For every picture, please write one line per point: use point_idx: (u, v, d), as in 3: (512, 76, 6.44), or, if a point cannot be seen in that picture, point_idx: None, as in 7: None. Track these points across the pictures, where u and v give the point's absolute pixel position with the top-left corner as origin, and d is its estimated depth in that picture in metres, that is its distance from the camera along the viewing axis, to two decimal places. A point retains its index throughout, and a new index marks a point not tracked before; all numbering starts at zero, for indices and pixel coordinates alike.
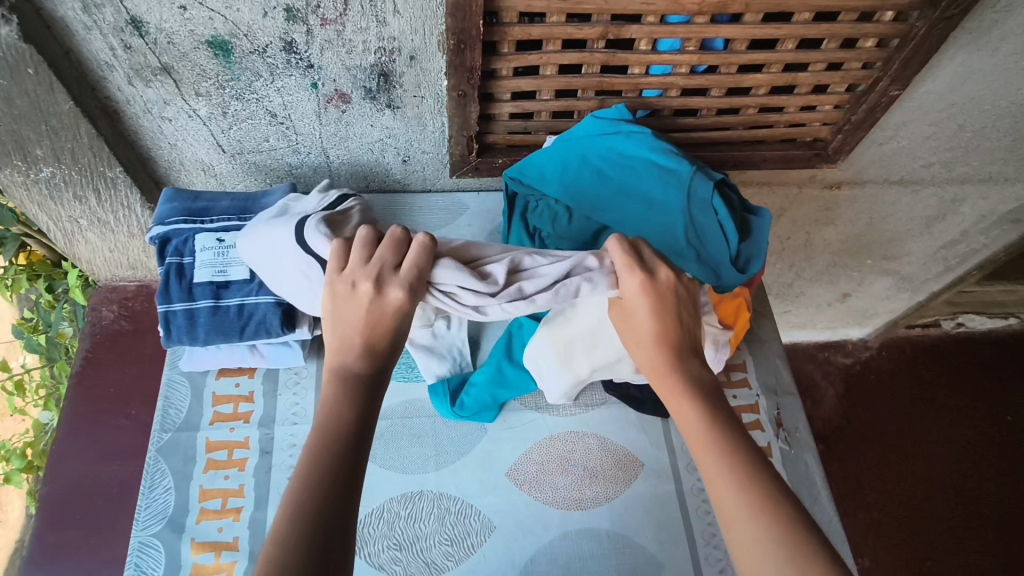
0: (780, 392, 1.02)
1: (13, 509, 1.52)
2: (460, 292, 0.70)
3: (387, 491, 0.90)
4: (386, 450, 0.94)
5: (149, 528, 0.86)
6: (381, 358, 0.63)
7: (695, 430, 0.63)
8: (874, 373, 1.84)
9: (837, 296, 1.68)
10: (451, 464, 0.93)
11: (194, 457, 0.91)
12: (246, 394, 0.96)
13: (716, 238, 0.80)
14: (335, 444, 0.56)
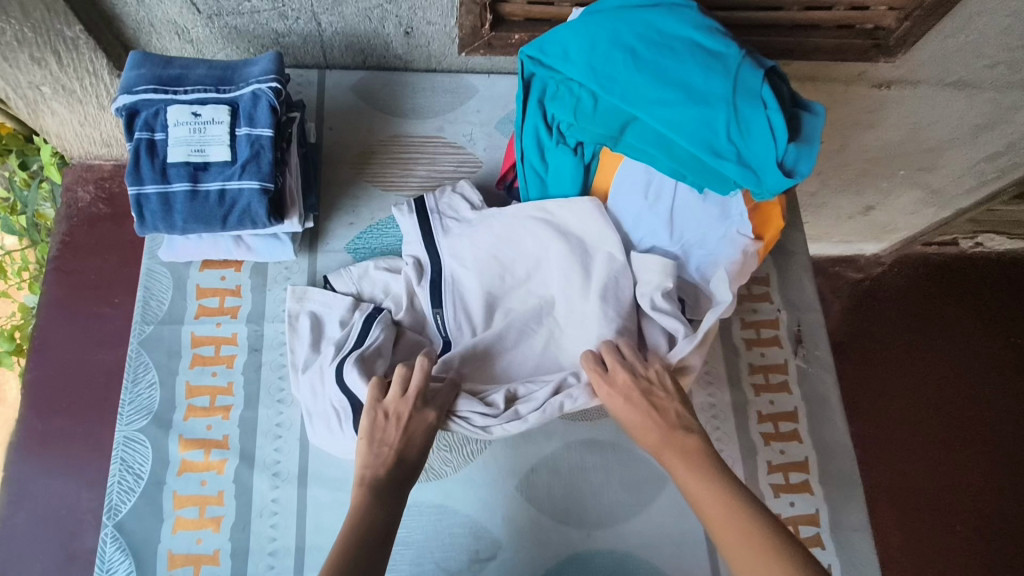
0: (802, 308, 0.96)
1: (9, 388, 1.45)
2: (467, 416, 0.73)
3: None
4: None
5: (135, 422, 0.82)
6: (409, 475, 0.68)
7: (704, 497, 0.63)
8: (885, 289, 1.71)
9: (859, 209, 1.56)
10: None
11: (179, 351, 0.85)
12: (232, 287, 0.89)
13: (760, 133, 0.69)
14: (358, 536, 0.60)
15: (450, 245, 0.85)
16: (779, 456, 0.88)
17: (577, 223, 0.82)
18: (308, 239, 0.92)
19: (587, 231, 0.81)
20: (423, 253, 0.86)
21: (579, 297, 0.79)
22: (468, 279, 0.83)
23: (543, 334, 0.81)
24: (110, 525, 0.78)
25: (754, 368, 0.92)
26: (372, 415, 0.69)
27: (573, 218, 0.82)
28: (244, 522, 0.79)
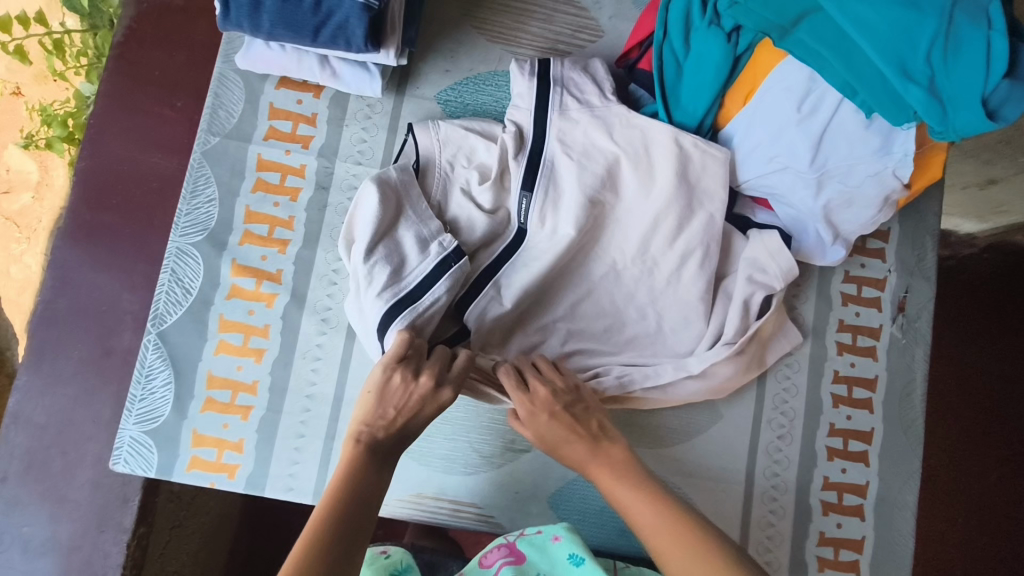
0: (915, 274, 0.87)
1: (58, 176, 1.37)
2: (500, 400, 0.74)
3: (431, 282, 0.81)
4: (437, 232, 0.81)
5: (189, 236, 0.77)
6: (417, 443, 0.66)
7: (630, 499, 0.64)
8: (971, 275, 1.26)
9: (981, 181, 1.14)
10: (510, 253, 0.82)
11: (243, 172, 0.79)
12: (308, 114, 0.81)
13: (972, 60, 0.57)
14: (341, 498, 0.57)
15: (565, 134, 0.77)
16: (844, 422, 0.83)
17: (700, 170, 0.75)
18: (397, 79, 0.82)
19: (707, 194, 0.76)
20: (529, 124, 0.78)
21: (660, 242, 0.77)
22: (569, 173, 0.76)
23: (608, 262, 0.78)
24: (153, 333, 0.76)
25: (845, 325, 0.84)
26: (379, 386, 0.64)
27: (704, 173, 0.75)
28: (286, 361, 0.76)
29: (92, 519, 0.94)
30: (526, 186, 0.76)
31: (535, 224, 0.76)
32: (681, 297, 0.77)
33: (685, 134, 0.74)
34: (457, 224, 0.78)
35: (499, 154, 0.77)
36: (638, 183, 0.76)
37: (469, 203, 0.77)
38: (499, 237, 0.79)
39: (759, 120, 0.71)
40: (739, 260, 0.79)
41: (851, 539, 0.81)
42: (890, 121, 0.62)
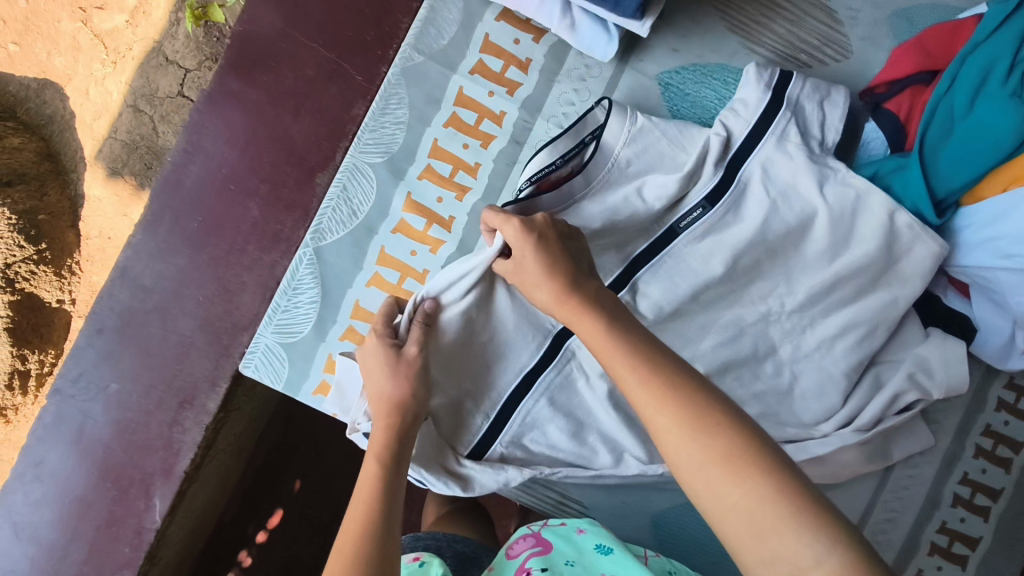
0: None
1: (156, 7, 1.24)
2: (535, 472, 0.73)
3: None
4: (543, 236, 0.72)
5: (369, 155, 0.72)
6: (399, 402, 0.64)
7: (628, 366, 0.50)
8: None
9: None
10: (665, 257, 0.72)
11: (440, 101, 0.73)
12: (522, 59, 0.74)
13: None
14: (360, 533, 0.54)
15: (772, 160, 0.70)
16: (956, 524, 0.80)
17: (903, 250, 0.70)
18: (623, 47, 0.76)
19: (900, 278, 0.71)
20: (742, 133, 0.71)
21: (823, 303, 0.72)
22: (758, 204, 0.71)
23: (753, 312, 0.73)
24: (309, 247, 0.72)
25: (989, 431, 0.81)
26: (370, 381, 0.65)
27: (905, 255, 0.70)
28: None
29: (176, 393, 0.92)
30: (709, 198, 0.71)
31: (696, 236, 0.72)
32: (825, 366, 0.73)
33: (904, 213, 0.69)
34: (618, 217, 0.71)
35: (698, 159, 0.70)
36: (824, 240, 0.71)
37: (639, 199, 0.71)
38: (644, 234, 0.73)
39: (1016, 214, 0.66)
40: (905, 354, 0.74)
41: None
42: None
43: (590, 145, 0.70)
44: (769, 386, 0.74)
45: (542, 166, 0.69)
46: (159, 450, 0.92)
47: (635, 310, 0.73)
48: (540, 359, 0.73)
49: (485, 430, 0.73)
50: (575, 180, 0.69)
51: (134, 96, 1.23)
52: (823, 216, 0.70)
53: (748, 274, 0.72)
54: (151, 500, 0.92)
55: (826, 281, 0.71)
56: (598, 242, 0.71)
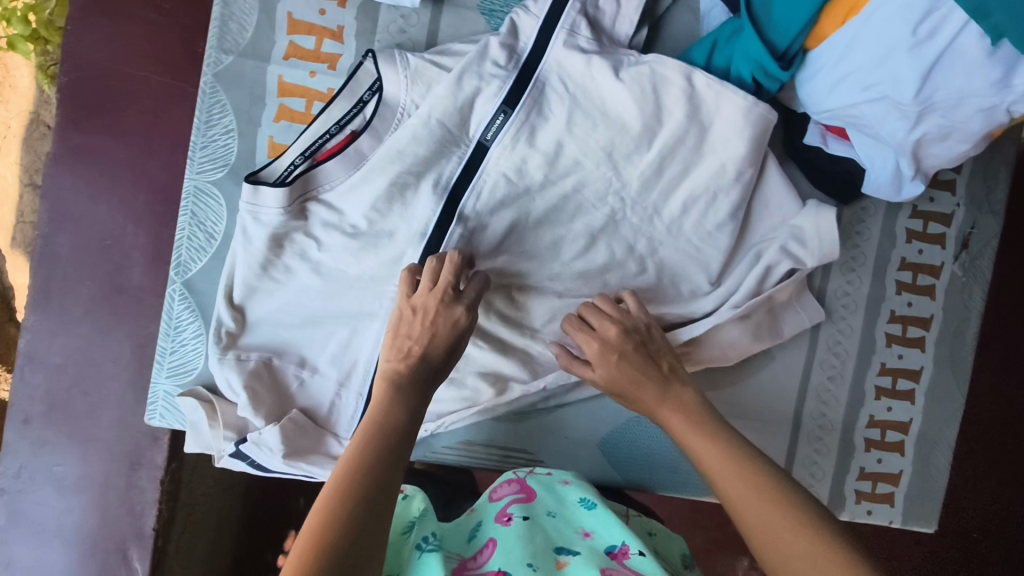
0: (983, 208, 0.82)
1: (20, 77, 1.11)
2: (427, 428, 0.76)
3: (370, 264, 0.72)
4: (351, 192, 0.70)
5: (207, 173, 0.70)
6: (431, 371, 0.66)
7: (716, 460, 0.61)
8: None
9: None
10: (489, 183, 0.72)
11: (263, 97, 0.70)
12: (334, 28, 0.70)
13: None
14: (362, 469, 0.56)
15: (563, 56, 0.70)
16: (895, 361, 0.82)
17: (719, 115, 0.70)
18: None
19: (721, 142, 0.71)
20: (532, 33, 0.70)
21: (655, 183, 0.73)
22: (558, 103, 0.70)
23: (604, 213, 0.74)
24: (178, 282, 0.71)
25: (906, 264, 0.81)
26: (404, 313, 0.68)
27: (718, 117, 0.70)
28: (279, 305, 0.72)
29: (123, 457, 0.92)
30: (507, 103, 0.70)
31: (504, 148, 0.71)
32: (682, 246, 0.76)
33: (698, 72, 0.69)
34: (421, 152, 0.70)
35: (482, 70, 0.69)
36: (635, 122, 0.70)
37: (439, 128, 0.69)
38: (455, 157, 0.71)
39: (863, 42, 0.63)
40: (783, 224, 0.75)
41: (890, 473, 0.82)
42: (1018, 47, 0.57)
43: (373, 99, 0.69)
44: (640, 283, 0.77)
45: (319, 136, 0.69)
46: (124, 516, 0.92)
47: (481, 244, 0.73)
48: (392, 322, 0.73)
49: (362, 405, 0.74)
50: (362, 135, 0.69)
51: (28, 175, 1.14)
52: (629, 99, 0.69)
53: (578, 179, 0.73)
54: (131, 566, 0.92)
55: (650, 160, 0.72)
56: (428, 179, 0.71)
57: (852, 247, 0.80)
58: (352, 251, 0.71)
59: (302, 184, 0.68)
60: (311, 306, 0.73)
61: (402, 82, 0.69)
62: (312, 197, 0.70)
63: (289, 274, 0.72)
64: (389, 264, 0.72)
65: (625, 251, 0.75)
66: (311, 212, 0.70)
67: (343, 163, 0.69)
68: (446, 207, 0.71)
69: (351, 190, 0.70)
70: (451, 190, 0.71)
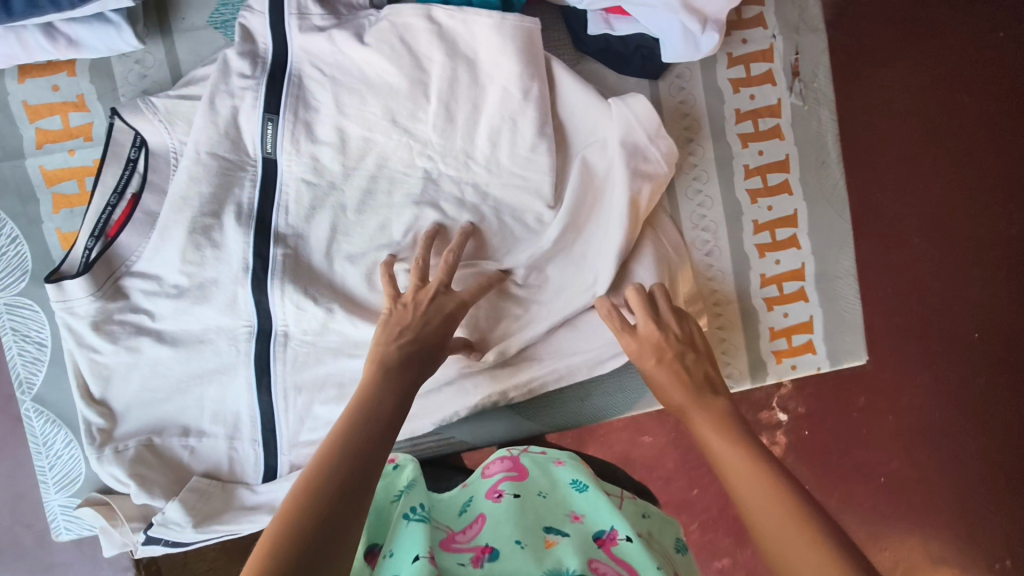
0: (801, 29, 0.78)
1: None
2: None
3: (208, 318, 0.69)
4: (156, 251, 0.68)
5: (12, 287, 0.69)
6: (428, 358, 0.61)
7: (733, 462, 0.53)
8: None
9: None
10: (285, 194, 0.69)
11: (34, 193, 0.68)
12: (73, 99, 0.67)
13: None
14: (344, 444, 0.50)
15: (307, 44, 0.67)
16: (767, 214, 0.79)
17: (483, 46, 0.68)
18: (153, 15, 0.68)
19: (492, 67, 0.69)
20: (266, 31, 0.67)
21: (453, 132, 0.70)
22: (321, 89, 0.68)
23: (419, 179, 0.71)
24: (28, 399, 0.71)
25: (743, 114, 0.77)
26: (395, 308, 0.63)
27: (478, 45, 0.68)
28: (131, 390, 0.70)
29: None
30: (270, 108, 0.67)
31: (288, 154, 0.68)
32: (510, 181, 0.72)
33: (436, 8, 0.67)
34: (206, 186, 0.67)
35: (228, 84, 0.67)
36: (399, 81, 0.68)
37: (217, 159, 0.67)
38: (245, 177, 0.69)
39: None
40: (597, 125, 0.72)
41: (800, 322, 0.80)
42: None
43: (140, 157, 0.67)
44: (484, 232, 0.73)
45: (106, 215, 0.68)
46: None
47: (307, 256, 0.70)
48: (255, 363, 0.71)
49: (259, 450, 0.74)
50: (143, 195, 0.67)
51: None
52: (383, 59, 0.67)
53: (377, 158, 0.70)
54: None
55: (433, 110, 0.69)
56: (229, 210, 0.68)
57: (682, 116, 0.77)
58: (183, 310, 0.68)
59: (105, 264, 0.67)
60: (171, 376, 0.70)
61: (161, 128, 0.67)
62: (122, 273, 0.68)
63: (130, 354, 0.69)
64: (225, 310, 0.69)
65: (455, 207, 0.72)
66: (126, 286, 0.68)
67: (137, 229, 0.67)
68: (258, 235, 0.68)
69: (155, 254, 0.68)
70: (256, 214, 0.68)
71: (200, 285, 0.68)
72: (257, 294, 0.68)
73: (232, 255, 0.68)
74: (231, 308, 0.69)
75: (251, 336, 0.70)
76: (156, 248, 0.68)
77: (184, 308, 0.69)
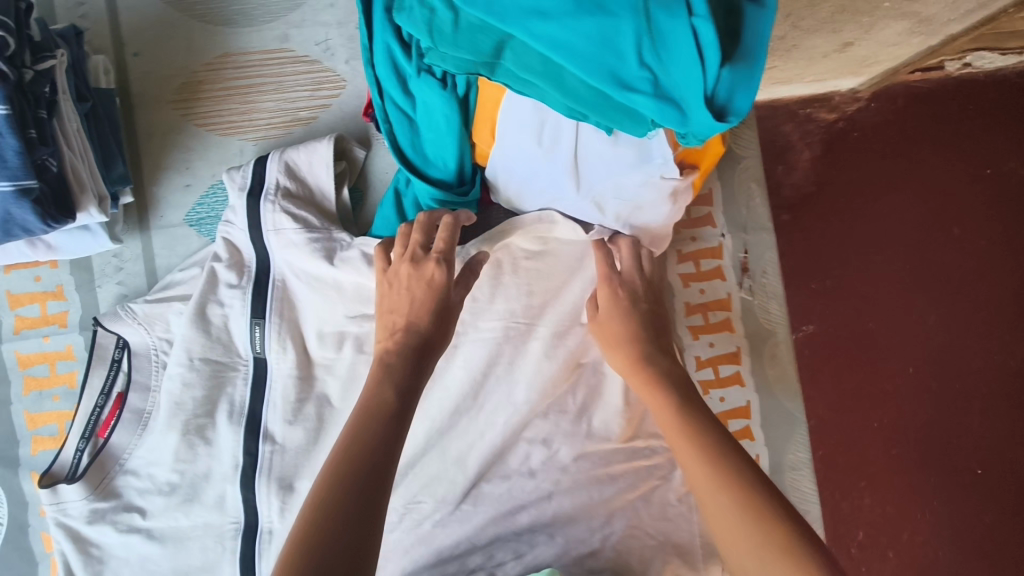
0: (751, 229, 0.81)
1: None
2: None
3: (196, 513, 0.70)
4: (150, 448, 0.70)
5: None
6: (423, 340, 0.61)
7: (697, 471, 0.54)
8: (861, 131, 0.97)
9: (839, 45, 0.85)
10: (273, 386, 0.71)
11: (6, 375, 0.71)
12: (52, 289, 0.72)
13: (682, 57, 0.50)
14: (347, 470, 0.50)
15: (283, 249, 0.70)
16: (719, 405, 0.79)
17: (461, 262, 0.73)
18: (136, 214, 0.73)
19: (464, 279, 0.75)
20: (247, 244, 0.72)
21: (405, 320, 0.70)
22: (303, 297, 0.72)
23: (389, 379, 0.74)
24: None
25: (693, 307, 0.79)
26: (384, 289, 0.63)
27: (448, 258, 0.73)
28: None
29: None
30: (257, 314, 0.71)
31: (276, 353, 0.71)
32: (473, 375, 0.75)
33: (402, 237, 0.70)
34: (204, 391, 0.70)
35: (211, 285, 0.71)
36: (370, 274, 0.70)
37: (208, 363, 0.71)
38: (237, 377, 0.72)
39: (512, 157, 0.63)
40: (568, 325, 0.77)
41: None
42: (633, 136, 0.56)
43: (124, 356, 0.71)
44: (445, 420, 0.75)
45: (91, 414, 0.71)
46: None
47: (287, 451, 0.71)
48: (241, 562, 0.70)
49: None
50: (129, 394, 0.70)
51: None
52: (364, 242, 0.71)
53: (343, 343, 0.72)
54: None
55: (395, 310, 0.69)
56: (224, 407, 0.71)
57: None
58: (173, 507, 0.70)
59: (98, 466, 0.69)
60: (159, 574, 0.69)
61: (141, 330, 0.71)
62: (116, 473, 0.70)
63: (122, 548, 0.69)
64: (214, 507, 0.70)
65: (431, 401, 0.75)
66: (121, 486, 0.70)
67: (125, 428, 0.70)
68: (248, 433, 0.71)
69: (143, 451, 0.70)
70: (247, 411, 0.71)
71: (187, 474, 0.70)
72: (245, 491, 0.70)
73: (221, 450, 0.70)
74: (223, 503, 0.70)
75: (239, 533, 0.71)
76: (152, 444, 0.70)
77: (166, 504, 0.70)
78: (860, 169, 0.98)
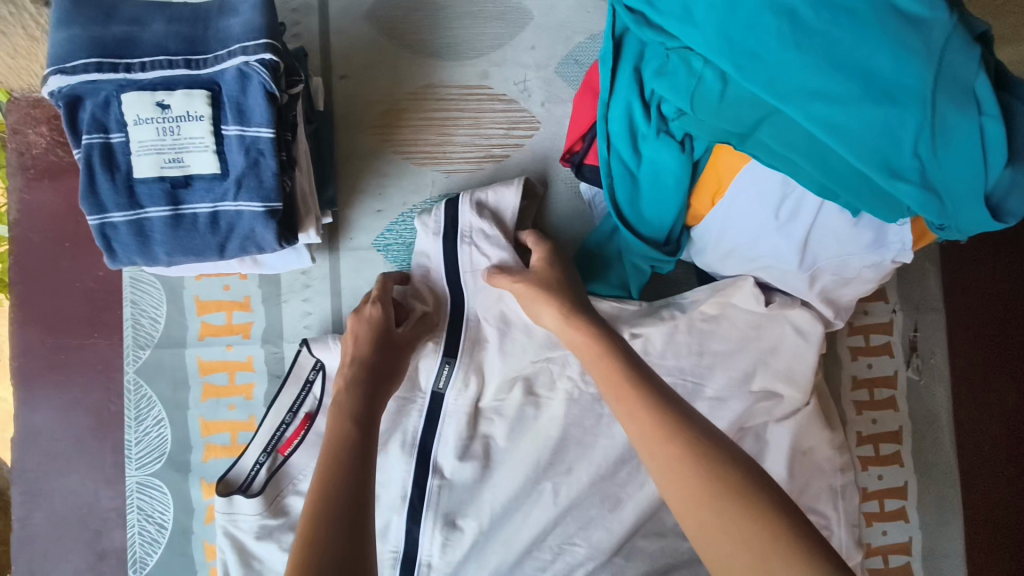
0: (922, 308, 0.80)
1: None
2: None
3: None
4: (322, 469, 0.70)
5: (147, 466, 0.72)
6: (374, 374, 0.64)
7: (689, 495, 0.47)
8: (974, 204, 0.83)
9: None
10: (446, 421, 0.72)
11: (186, 381, 0.72)
12: (239, 299, 0.73)
13: (962, 152, 0.48)
14: (326, 489, 0.50)
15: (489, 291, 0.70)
16: (876, 483, 0.78)
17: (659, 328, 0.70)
18: (327, 235, 0.75)
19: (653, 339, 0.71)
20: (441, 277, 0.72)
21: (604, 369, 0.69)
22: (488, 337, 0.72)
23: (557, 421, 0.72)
24: None
25: (858, 381, 0.79)
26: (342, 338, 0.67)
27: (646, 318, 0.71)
28: None
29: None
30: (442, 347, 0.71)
31: (455, 389, 0.71)
32: None
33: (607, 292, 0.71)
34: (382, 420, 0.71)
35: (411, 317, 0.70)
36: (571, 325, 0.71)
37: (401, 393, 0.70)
38: (414, 408, 0.72)
39: (735, 222, 0.63)
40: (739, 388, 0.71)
41: None
42: (885, 221, 0.54)
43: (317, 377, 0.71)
44: (608, 469, 0.72)
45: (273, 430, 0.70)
46: None
47: (453, 485, 0.71)
48: None
49: None
50: (318, 416, 0.70)
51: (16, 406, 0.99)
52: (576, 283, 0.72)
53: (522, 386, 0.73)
54: None
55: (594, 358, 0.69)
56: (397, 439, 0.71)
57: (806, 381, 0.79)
58: None
59: (273, 483, 0.69)
60: None
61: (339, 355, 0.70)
62: (287, 491, 0.69)
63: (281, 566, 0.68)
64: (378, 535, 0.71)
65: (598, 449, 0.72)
66: (290, 504, 0.69)
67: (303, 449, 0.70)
68: (417, 463, 0.71)
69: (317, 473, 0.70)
70: (419, 443, 0.71)
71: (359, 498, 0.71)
72: (410, 522, 0.70)
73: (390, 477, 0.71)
74: (387, 531, 0.71)
75: (396, 562, 0.71)
76: None
77: None
78: (995, 259, 0.82)
